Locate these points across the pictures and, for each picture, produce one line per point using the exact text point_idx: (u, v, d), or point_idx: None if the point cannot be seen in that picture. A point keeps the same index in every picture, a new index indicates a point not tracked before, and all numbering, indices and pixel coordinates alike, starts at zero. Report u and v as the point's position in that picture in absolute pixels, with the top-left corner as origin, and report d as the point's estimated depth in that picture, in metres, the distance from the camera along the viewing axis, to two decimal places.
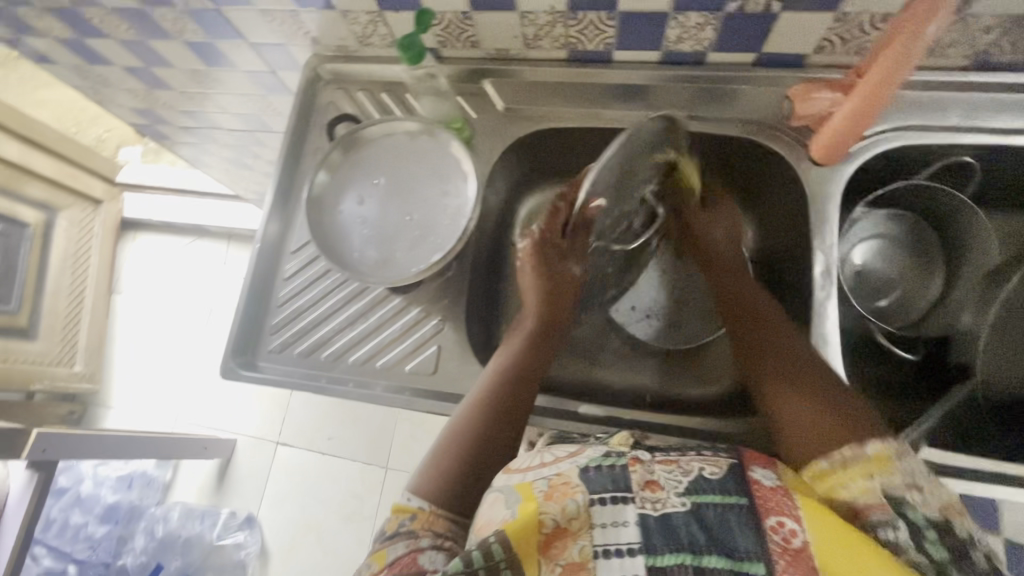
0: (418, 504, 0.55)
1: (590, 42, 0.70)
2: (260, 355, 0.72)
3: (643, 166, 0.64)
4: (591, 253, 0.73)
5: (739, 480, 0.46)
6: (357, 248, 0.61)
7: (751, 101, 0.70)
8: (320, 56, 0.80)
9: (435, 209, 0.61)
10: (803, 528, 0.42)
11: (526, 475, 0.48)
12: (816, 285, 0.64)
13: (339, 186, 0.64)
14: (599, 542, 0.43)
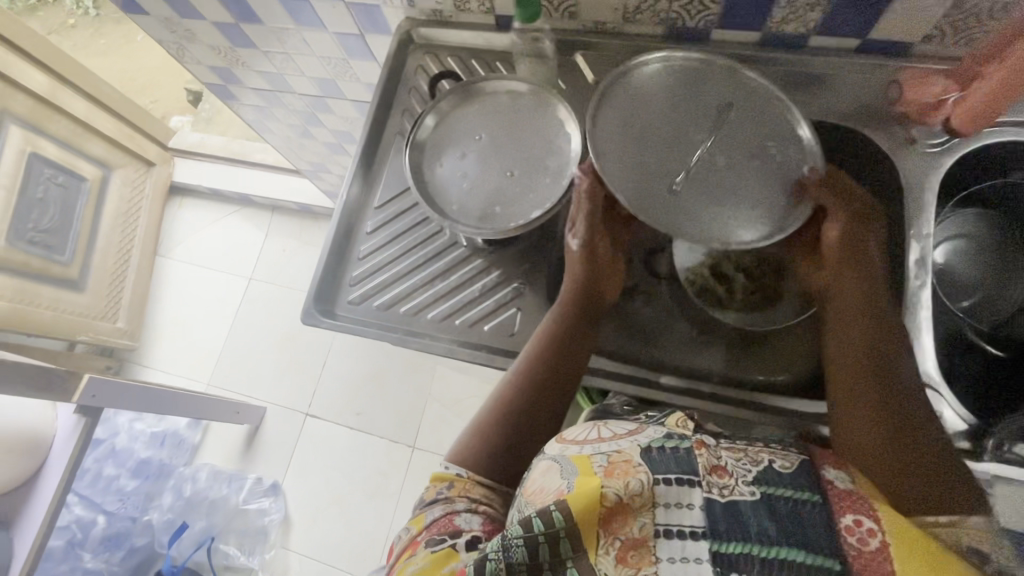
0: (456, 472, 0.64)
1: (690, 19, 0.70)
2: (339, 306, 0.73)
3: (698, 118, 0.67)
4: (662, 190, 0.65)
5: (815, 478, 0.46)
6: (457, 199, 0.66)
7: (851, 88, 0.70)
8: (414, 20, 0.81)
9: (536, 168, 0.67)
10: (882, 529, 0.41)
11: (584, 449, 0.52)
12: (911, 274, 0.66)
13: (443, 138, 0.70)
14: (661, 521, 0.43)
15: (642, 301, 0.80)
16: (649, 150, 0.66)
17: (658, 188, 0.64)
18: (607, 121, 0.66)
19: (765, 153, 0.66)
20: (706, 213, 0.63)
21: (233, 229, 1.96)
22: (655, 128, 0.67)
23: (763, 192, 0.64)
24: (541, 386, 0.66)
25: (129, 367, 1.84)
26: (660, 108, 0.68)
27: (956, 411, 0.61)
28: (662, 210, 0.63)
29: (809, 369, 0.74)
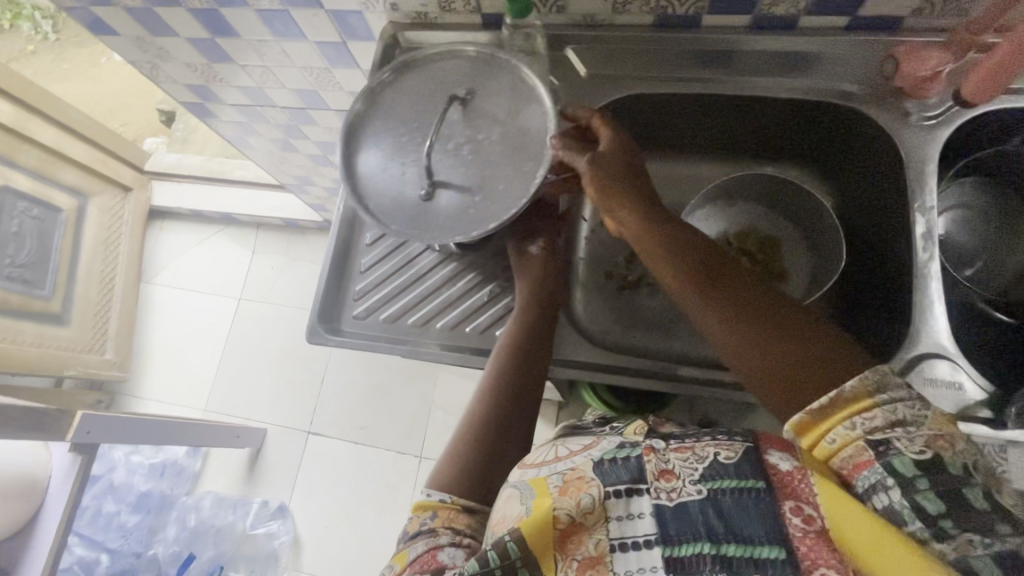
0: (440, 498, 0.55)
1: (680, 7, 0.70)
2: (346, 321, 0.71)
3: (410, 113, 0.60)
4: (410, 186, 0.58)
5: (759, 461, 0.43)
6: (391, 208, 0.57)
7: (840, 66, 0.70)
8: (397, 23, 0.79)
9: (500, 161, 0.57)
10: (820, 514, 0.39)
11: (543, 470, 0.50)
12: (918, 247, 0.65)
13: (377, 140, 0.60)
14: (616, 535, 0.43)
15: (649, 291, 0.84)
16: (377, 166, 0.59)
17: (410, 198, 0.57)
18: (388, 133, 0.60)
19: (513, 128, 0.58)
20: (453, 215, 0.56)
21: (217, 251, 1.92)
22: (359, 153, 0.60)
23: (508, 180, 0.56)
24: (511, 388, 0.62)
25: (120, 400, 1.79)
26: (399, 117, 0.61)
27: (973, 379, 0.59)
28: (409, 225, 0.57)
29: None
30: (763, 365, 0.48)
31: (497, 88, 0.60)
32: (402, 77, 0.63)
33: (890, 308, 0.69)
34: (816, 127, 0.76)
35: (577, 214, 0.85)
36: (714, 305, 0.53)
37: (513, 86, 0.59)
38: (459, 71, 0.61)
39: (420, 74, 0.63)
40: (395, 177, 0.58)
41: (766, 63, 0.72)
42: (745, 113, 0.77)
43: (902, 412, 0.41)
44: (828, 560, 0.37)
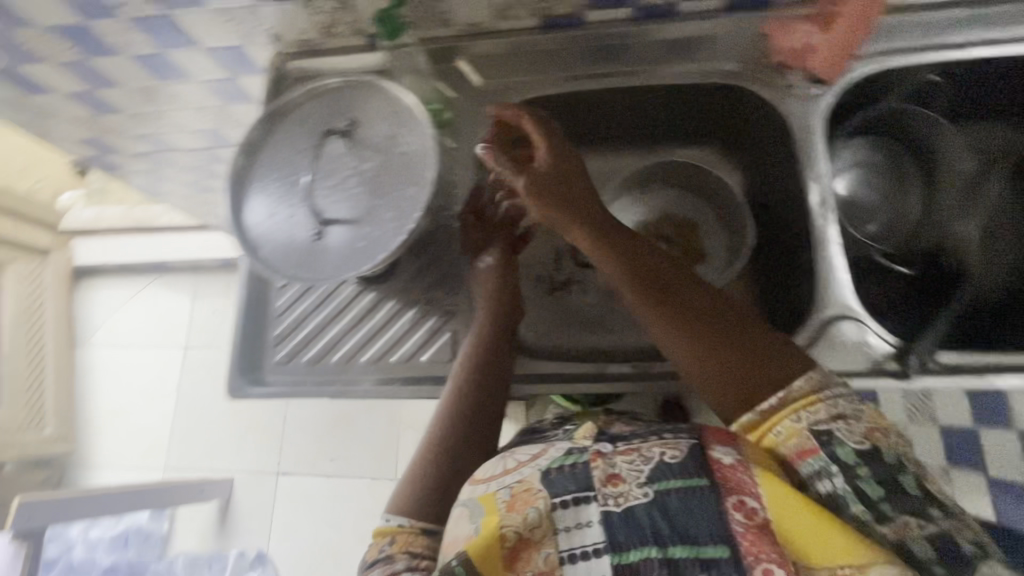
0: (397, 522, 0.53)
1: (562, 5, 0.70)
2: (267, 369, 0.68)
3: (293, 153, 0.59)
4: (297, 226, 0.57)
5: (702, 459, 0.45)
6: (281, 252, 0.56)
7: (724, 45, 0.72)
8: (284, 54, 0.77)
9: (384, 191, 0.56)
10: (762, 505, 0.42)
11: (490, 484, 0.48)
12: (814, 215, 0.67)
13: (261, 183, 0.59)
14: (565, 548, 0.43)
15: (580, 289, 0.83)
16: (267, 211, 0.58)
17: (301, 240, 0.56)
18: (274, 175, 0.59)
19: (393, 156, 0.57)
20: (343, 252, 0.55)
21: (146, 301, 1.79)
22: (246, 200, 0.58)
23: (393, 209, 0.55)
24: (472, 405, 0.60)
25: None
26: (283, 157, 0.60)
27: (879, 334, 0.62)
28: (301, 267, 0.56)
29: None
30: (721, 370, 0.48)
31: (377, 116, 0.58)
32: (287, 115, 0.62)
33: (789, 277, 0.72)
34: (710, 111, 0.77)
35: None
36: (672, 311, 0.51)
37: (394, 112, 0.58)
38: (339, 102, 0.60)
39: (302, 109, 0.61)
40: (282, 219, 0.57)
41: (655, 51, 0.73)
42: (641, 103, 0.77)
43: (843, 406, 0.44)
44: (767, 552, 0.40)
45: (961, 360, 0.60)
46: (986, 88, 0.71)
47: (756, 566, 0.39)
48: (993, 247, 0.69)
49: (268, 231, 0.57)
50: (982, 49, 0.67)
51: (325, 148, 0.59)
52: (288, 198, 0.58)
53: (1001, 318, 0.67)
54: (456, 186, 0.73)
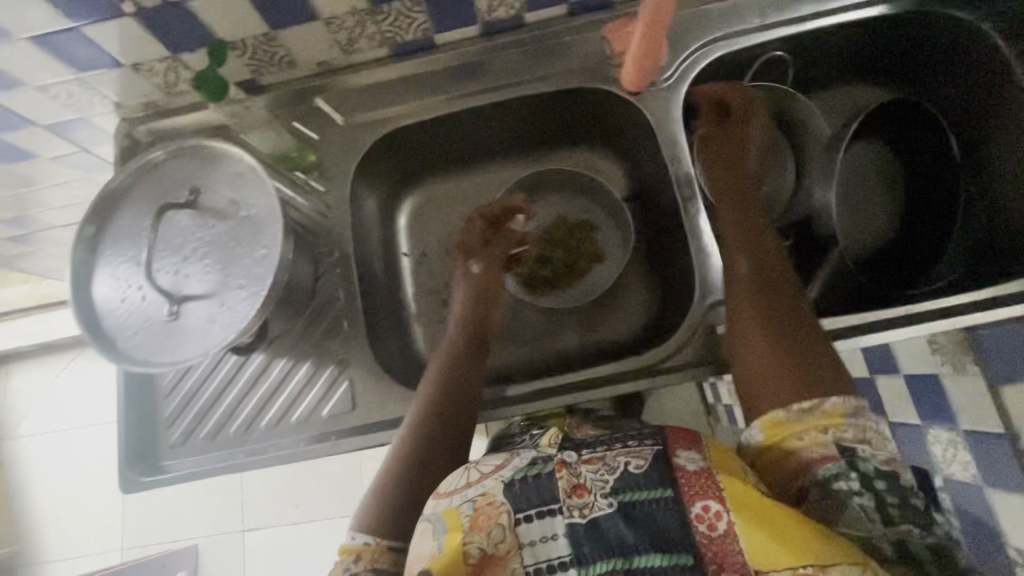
0: (364, 540, 0.55)
1: (407, 32, 0.69)
2: (163, 455, 0.65)
3: (133, 229, 0.56)
4: (150, 306, 0.54)
5: (666, 466, 0.48)
6: (137, 336, 0.54)
7: (578, 49, 0.72)
8: (131, 119, 0.73)
9: (238, 259, 0.55)
10: (727, 509, 0.45)
11: (453, 497, 0.50)
12: (684, 205, 0.69)
13: (103, 264, 0.56)
14: (530, 562, 0.45)
15: None
16: (116, 297, 0.55)
17: (156, 320, 0.54)
18: (117, 254, 0.56)
19: (241, 220, 0.55)
20: (202, 328, 0.54)
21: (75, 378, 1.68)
22: (92, 288, 0.55)
23: (250, 278, 0.54)
24: (441, 421, 0.62)
25: None
26: (121, 233, 0.56)
27: None
28: (159, 349, 0.54)
29: (641, 320, 0.79)
30: (769, 358, 0.54)
31: (221, 179, 0.56)
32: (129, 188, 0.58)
33: (677, 266, 0.74)
34: (575, 113, 0.78)
35: (394, 251, 0.83)
36: (760, 291, 0.59)
37: (238, 176, 0.56)
38: (177, 169, 0.57)
39: (138, 181, 0.58)
40: (131, 300, 0.55)
41: (512, 63, 0.73)
42: (510, 115, 0.77)
43: (874, 434, 0.49)
44: (730, 561, 0.43)
45: (837, 324, 0.63)
46: (828, 53, 0.74)
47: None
48: (859, 205, 0.76)
49: (117, 315, 0.54)
50: (814, 21, 0.69)
51: (166, 220, 0.56)
52: (134, 277, 0.55)
53: (875, 267, 0.73)
54: (336, 229, 0.72)
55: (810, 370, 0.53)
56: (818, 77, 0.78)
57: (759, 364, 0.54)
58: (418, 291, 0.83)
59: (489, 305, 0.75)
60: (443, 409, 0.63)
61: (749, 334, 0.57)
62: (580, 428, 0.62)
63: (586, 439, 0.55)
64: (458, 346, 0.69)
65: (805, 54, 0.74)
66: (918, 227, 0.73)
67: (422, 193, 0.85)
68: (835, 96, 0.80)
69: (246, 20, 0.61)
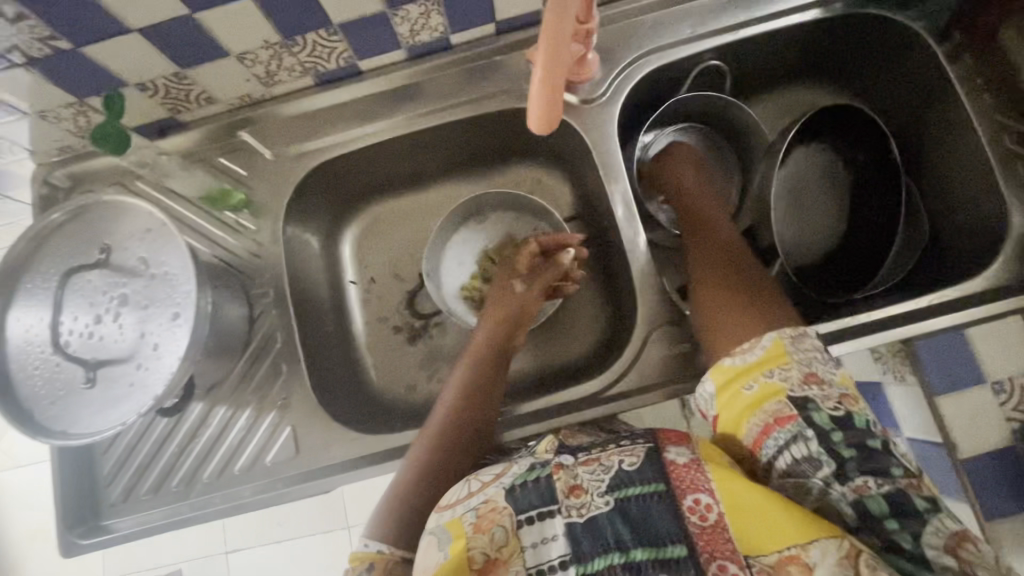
0: (377, 547, 0.53)
1: (329, 62, 0.66)
2: (104, 514, 0.63)
3: (45, 293, 0.54)
4: (66, 371, 0.53)
5: (659, 462, 0.49)
6: (55, 402, 0.53)
7: (510, 69, 0.70)
8: (46, 165, 0.70)
9: (154, 318, 0.53)
10: (716, 500, 0.46)
11: (456, 507, 0.50)
12: (624, 225, 0.68)
13: (17, 330, 0.54)
14: (532, 562, 0.47)
15: (438, 331, 0.80)
16: (32, 365, 0.53)
17: (74, 385, 0.53)
18: (30, 318, 0.54)
19: (157, 278, 0.54)
20: (119, 393, 0.52)
21: None
22: (6, 358, 0.53)
23: (166, 337, 0.53)
24: (464, 430, 0.61)
25: None
26: (34, 297, 0.55)
27: None
28: (78, 415, 0.52)
29: (593, 339, 0.78)
30: (720, 313, 0.57)
31: (132, 236, 0.55)
32: (41, 246, 0.56)
33: (622, 284, 0.73)
34: (515, 130, 0.76)
35: (340, 282, 0.81)
36: (706, 265, 0.64)
37: (153, 231, 0.55)
38: (89, 226, 0.56)
39: (49, 240, 0.56)
40: (47, 365, 0.53)
41: (444, 85, 0.71)
42: (448, 137, 0.75)
43: (816, 368, 0.51)
44: (720, 548, 0.45)
45: None
46: (765, 58, 0.73)
47: (711, 563, 0.45)
48: (804, 206, 0.76)
49: (35, 382, 0.53)
50: (747, 28, 0.68)
51: (80, 281, 0.54)
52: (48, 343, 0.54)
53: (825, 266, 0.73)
54: (271, 268, 0.70)
55: (754, 318, 0.55)
56: (759, 81, 0.77)
57: (711, 320, 0.58)
58: (366, 321, 0.81)
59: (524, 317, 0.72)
60: (468, 420, 0.62)
61: (702, 300, 0.60)
62: (574, 437, 0.61)
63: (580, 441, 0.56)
64: (488, 356, 0.68)
65: (742, 60, 0.73)
66: (862, 232, 0.73)
67: (366, 219, 0.83)
68: (778, 99, 0.79)
69: (152, 62, 0.59)
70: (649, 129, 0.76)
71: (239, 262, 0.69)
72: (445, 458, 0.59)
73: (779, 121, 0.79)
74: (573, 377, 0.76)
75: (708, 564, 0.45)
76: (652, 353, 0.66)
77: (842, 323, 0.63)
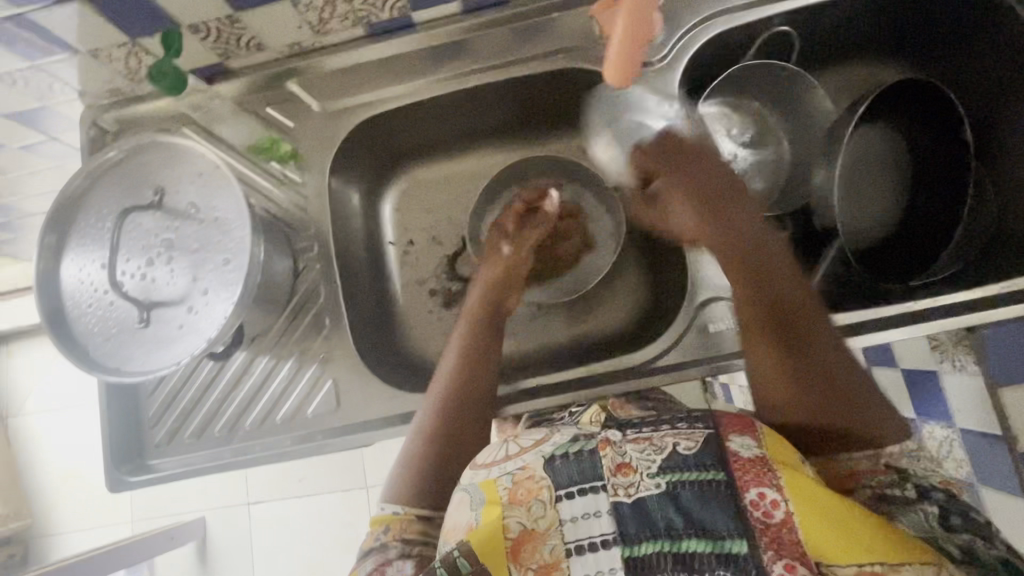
0: (393, 510, 0.57)
1: (383, 11, 0.64)
2: (150, 454, 0.65)
3: (100, 235, 0.55)
4: (120, 312, 0.54)
5: (717, 449, 0.48)
6: (110, 342, 0.53)
7: (567, 28, 0.67)
8: (95, 107, 0.70)
9: (205, 264, 0.53)
10: (783, 498, 0.44)
11: (492, 469, 0.51)
12: (678, 195, 0.65)
13: (72, 268, 0.55)
14: (571, 539, 0.46)
15: None
16: (86, 303, 0.54)
17: (128, 326, 0.53)
18: (84, 258, 0.55)
19: (209, 224, 0.54)
20: (172, 336, 0.53)
21: None
22: (60, 294, 0.54)
23: (218, 282, 0.53)
24: (463, 399, 0.62)
25: (35, 547, 1.59)
26: (88, 237, 0.55)
27: None
28: (132, 356, 0.53)
29: (634, 313, 0.76)
30: (788, 389, 0.54)
31: (184, 179, 0.55)
32: (95, 185, 0.56)
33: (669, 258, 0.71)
34: (566, 93, 0.73)
35: (379, 242, 0.80)
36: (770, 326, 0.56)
37: (207, 176, 0.54)
38: (143, 168, 0.55)
39: (103, 182, 0.56)
40: (101, 305, 0.54)
41: (497, 42, 0.68)
42: (496, 97, 0.73)
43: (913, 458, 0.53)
44: (785, 547, 0.42)
45: None
46: (837, 26, 0.69)
47: (775, 562, 0.42)
48: (859, 188, 0.72)
49: (90, 321, 0.54)
50: None
51: (134, 224, 0.54)
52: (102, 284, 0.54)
53: (881, 252, 0.70)
54: (315, 222, 0.69)
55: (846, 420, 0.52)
56: (826, 52, 0.73)
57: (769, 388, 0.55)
58: (404, 283, 0.81)
59: (515, 280, 0.73)
60: (467, 390, 0.62)
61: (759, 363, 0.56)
62: (623, 409, 0.63)
63: (631, 419, 0.55)
64: (479, 319, 0.69)
65: (812, 26, 0.69)
66: (925, 216, 0.69)
67: (407, 179, 0.82)
68: (843, 73, 0.75)
69: (206, 1, 0.57)
70: (709, 99, 0.74)
71: (284, 215, 0.69)
72: (447, 426, 0.61)
73: (844, 96, 0.75)
74: (614, 350, 0.75)
75: (773, 563, 0.42)
76: (698, 329, 0.64)
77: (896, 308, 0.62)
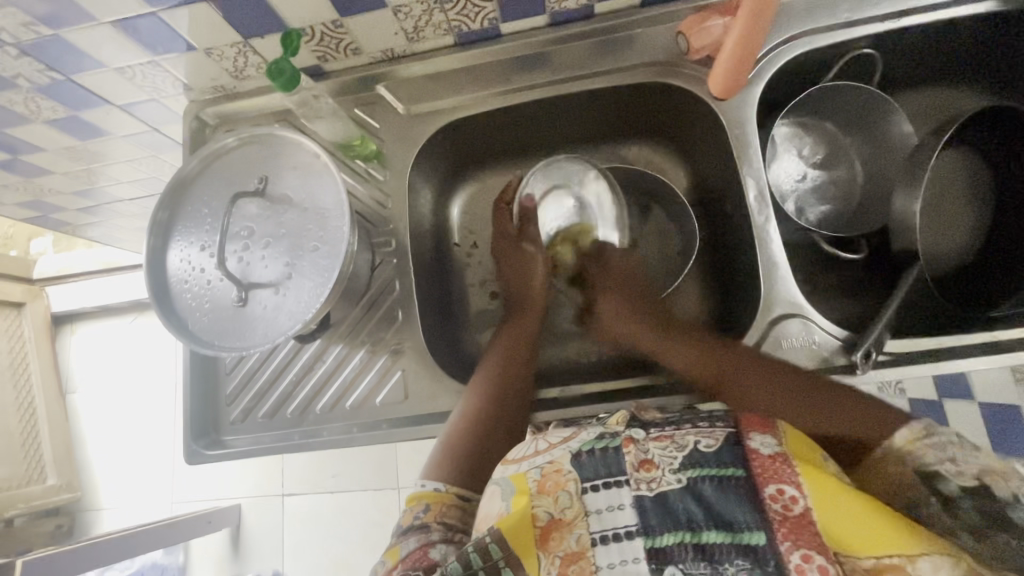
0: (433, 487, 0.57)
1: (474, 22, 0.67)
2: (224, 430, 0.68)
3: (204, 220, 0.59)
4: (219, 291, 0.57)
5: (737, 446, 0.46)
6: (207, 319, 0.56)
7: (649, 43, 0.69)
8: (199, 101, 0.75)
9: (299, 249, 0.56)
10: (803, 493, 0.42)
11: (522, 464, 0.49)
12: (753, 211, 0.66)
13: (178, 249, 0.59)
14: (597, 528, 0.44)
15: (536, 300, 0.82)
16: (188, 281, 0.58)
17: (225, 304, 0.56)
18: (188, 240, 0.59)
19: (306, 214, 0.57)
20: (264, 317, 0.55)
21: (134, 336, 1.70)
22: (166, 270, 0.58)
23: (313, 267, 0.55)
24: (503, 388, 0.65)
25: (81, 520, 1.64)
26: (193, 220, 0.59)
27: (826, 330, 0.61)
28: (226, 332, 0.56)
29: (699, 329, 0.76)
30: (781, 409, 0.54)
31: (285, 171, 0.58)
32: (208, 171, 0.61)
33: (736, 272, 0.72)
34: (645, 107, 0.75)
35: (446, 243, 0.83)
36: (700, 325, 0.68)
37: (308, 170, 0.58)
38: (250, 159, 0.60)
39: (212, 171, 0.61)
40: (201, 284, 0.57)
41: (581, 54, 0.70)
42: (572, 108, 0.75)
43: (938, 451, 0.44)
44: (804, 539, 0.40)
45: (911, 345, 0.60)
46: (925, 51, 0.69)
47: (793, 553, 0.40)
48: (941, 216, 0.70)
49: (189, 298, 0.57)
50: (909, 18, 0.64)
51: (237, 209, 0.58)
52: (203, 264, 0.58)
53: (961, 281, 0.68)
54: (394, 220, 0.72)
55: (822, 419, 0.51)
56: (909, 77, 0.73)
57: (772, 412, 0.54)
58: (468, 284, 0.83)
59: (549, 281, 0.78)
60: (507, 383, 0.66)
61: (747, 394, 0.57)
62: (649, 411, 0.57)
63: (656, 418, 0.53)
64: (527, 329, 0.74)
65: (899, 51, 0.69)
66: (1000, 245, 0.68)
67: (478, 183, 0.84)
68: (922, 99, 0.75)
69: (316, 7, 0.61)
70: (784, 119, 0.75)
71: (366, 210, 0.72)
72: (490, 413, 0.63)
73: (924, 123, 0.75)
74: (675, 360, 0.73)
75: (791, 556, 0.40)
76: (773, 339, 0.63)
77: (984, 339, 0.60)
